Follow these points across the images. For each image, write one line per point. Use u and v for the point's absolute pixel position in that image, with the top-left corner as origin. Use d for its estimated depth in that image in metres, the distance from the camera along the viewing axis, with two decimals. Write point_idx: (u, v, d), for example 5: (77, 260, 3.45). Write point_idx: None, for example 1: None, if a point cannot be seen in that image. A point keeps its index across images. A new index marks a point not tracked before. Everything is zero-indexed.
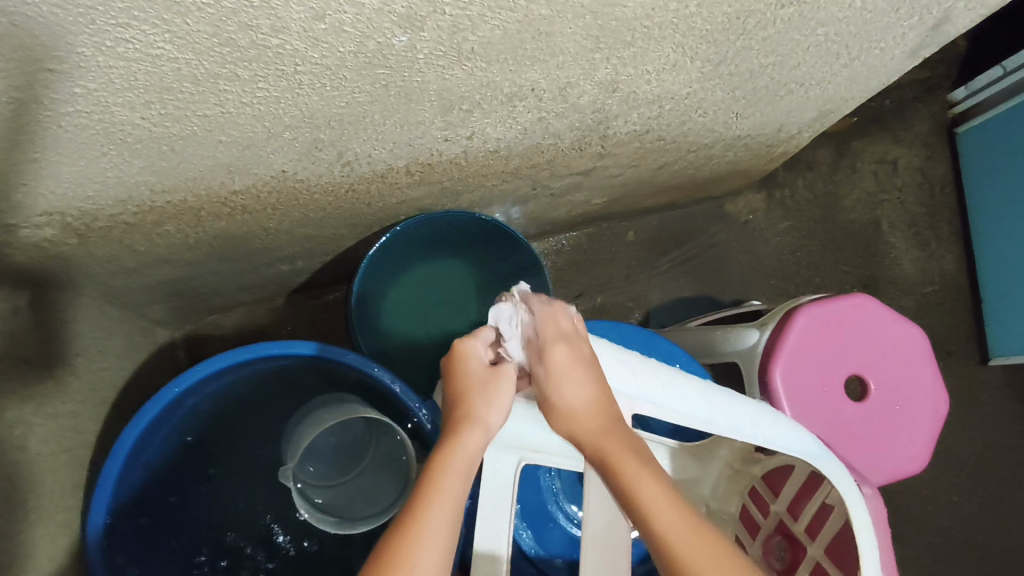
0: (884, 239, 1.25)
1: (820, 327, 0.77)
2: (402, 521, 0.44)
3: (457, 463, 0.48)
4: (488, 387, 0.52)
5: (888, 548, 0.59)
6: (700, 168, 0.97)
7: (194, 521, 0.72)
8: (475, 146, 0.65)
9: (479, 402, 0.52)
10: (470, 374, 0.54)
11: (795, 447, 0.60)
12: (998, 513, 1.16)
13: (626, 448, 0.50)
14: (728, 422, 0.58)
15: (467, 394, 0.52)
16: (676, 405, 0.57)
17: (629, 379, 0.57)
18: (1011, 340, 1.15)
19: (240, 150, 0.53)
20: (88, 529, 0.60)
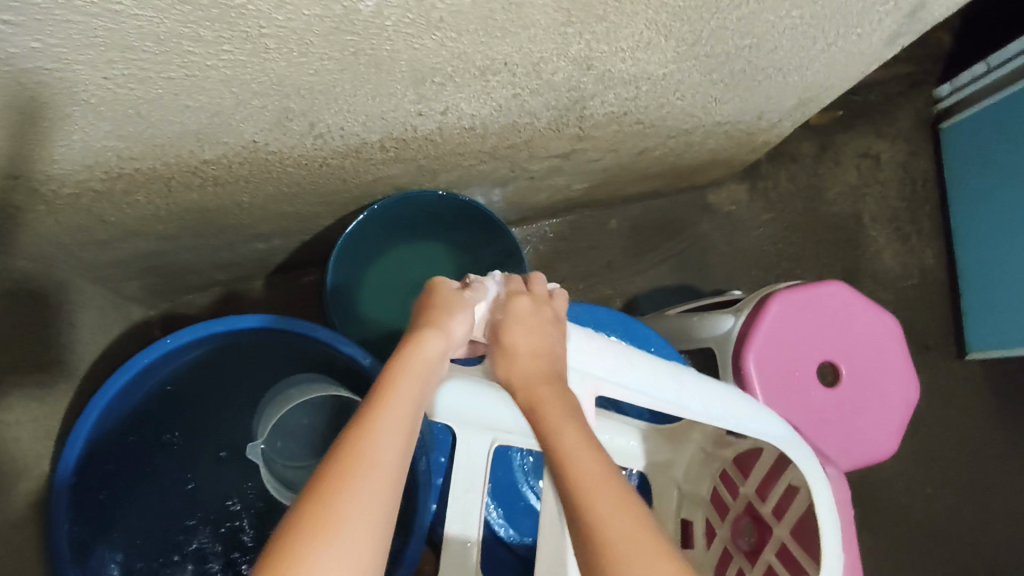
0: (865, 232, 1.26)
1: (794, 313, 0.78)
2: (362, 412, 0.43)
3: (417, 366, 0.48)
4: (447, 300, 0.54)
5: (851, 532, 0.58)
6: (681, 155, 0.97)
7: (162, 493, 0.70)
8: (449, 123, 0.65)
9: (440, 312, 0.53)
10: (437, 293, 0.55)
11: (764, 429, 0.58)
12: (972, 505, 1.17)
13: (568, 425, 0.47)
14: (700, 406, 0.56)
15: (432, 307, 0.54)
16: (642, 385, 0.55)
17: (594, 355, 0.55)
18: (987, 334, 1.16)
19: (209, 116, 0.53)
20: (58, 474, 0.61)
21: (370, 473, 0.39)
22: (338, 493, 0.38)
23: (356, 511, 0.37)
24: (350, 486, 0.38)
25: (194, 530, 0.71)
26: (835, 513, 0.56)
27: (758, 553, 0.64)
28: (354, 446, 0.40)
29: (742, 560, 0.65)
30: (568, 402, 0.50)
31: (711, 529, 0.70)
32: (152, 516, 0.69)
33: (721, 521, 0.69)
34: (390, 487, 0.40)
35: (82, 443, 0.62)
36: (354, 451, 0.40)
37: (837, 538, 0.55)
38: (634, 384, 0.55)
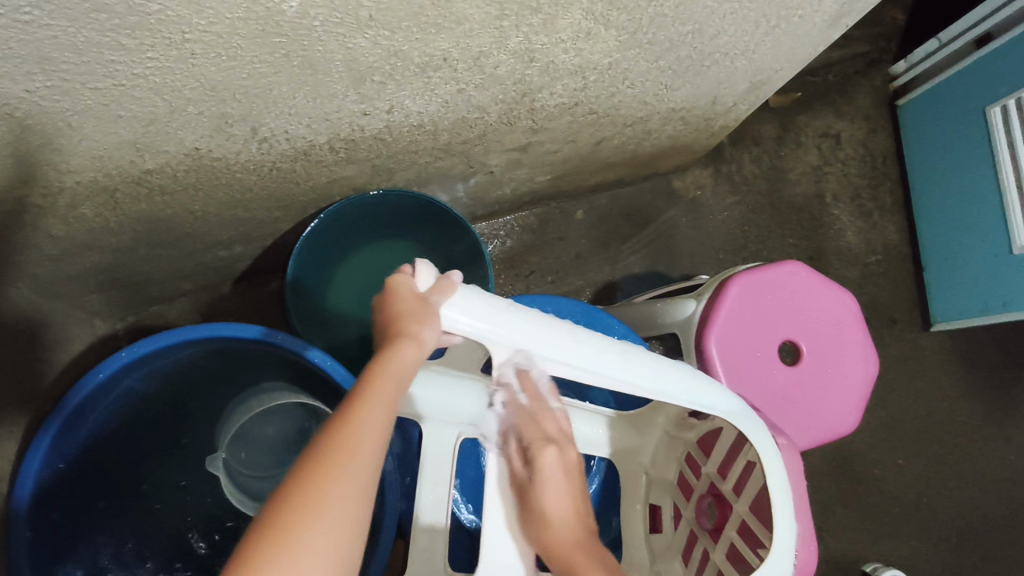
0: (829, 211, 1.27)
1: (753, 295, 0.79)
2: (326, 439, 0.41)
3: (387, 383, 0.45)
4: (421, 311, 0.47)
5: (804, 503, 0.59)
6: (641, 143, 0.97)
7: (144, 505, 0.72)
8: (397, 121, 0.65)
9: (412, 321, 0.47)
10: (401, 301, 0.48)
11: (717, 405, 0.58)
12: (943, 475, 1.19)
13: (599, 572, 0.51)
14: (651, 384, 0.54)
15: (401, 316, 0.47)
16: (590, 364, 0.53)
17: (541, 336, 0.51)
18: (951, 305, 1.18)
19: (144, 126, 0.52)
20: (15, 502, 0.60)
21: (334, 516, 0.38)
22: (295, 538, 0.36)
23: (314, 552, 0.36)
24: (312, 524, 0.37)
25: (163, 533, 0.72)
26: (786, 484, 0.57)
27: (719, 531, 0.63)
28: (317, 480, 0.38)
29: (706, 540, 0.64)
30: (597, 552, 0.54)
31: (678, 512, 0.70)
32: (134, 529, 0.71)
33: (687, 503, 0.69)
34: (357, 523, 0.39)
35: (42, 458, 0.61)
36: (318, 484, 0.38)
37: (790, 513, 0.56)
38: (580, 362, 0.52)
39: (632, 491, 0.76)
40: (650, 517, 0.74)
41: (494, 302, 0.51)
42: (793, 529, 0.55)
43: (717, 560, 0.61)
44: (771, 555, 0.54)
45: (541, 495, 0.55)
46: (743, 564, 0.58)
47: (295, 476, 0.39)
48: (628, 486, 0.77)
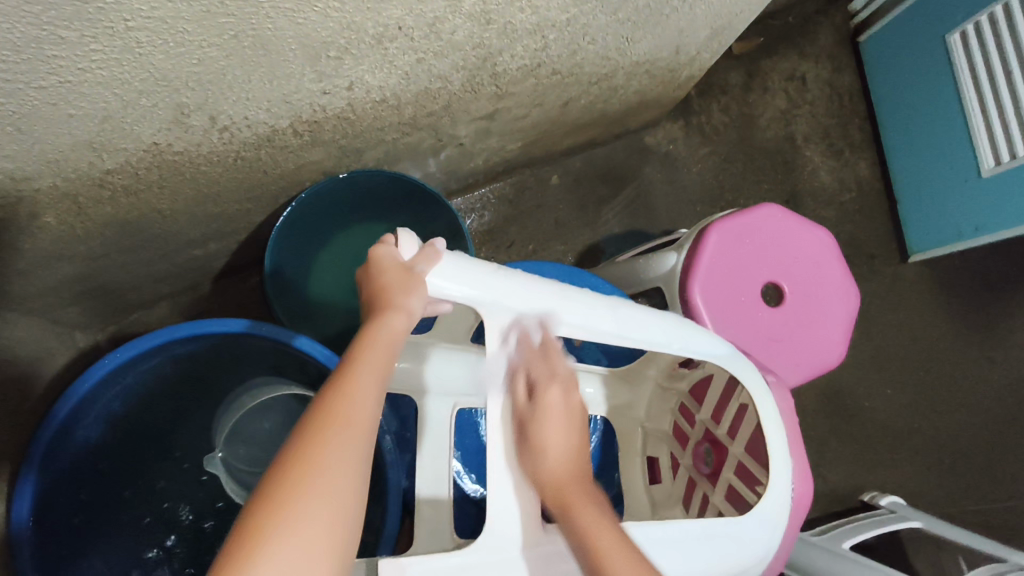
0: (801, 153, 1.28)
1: (732, 241, 0.79)
2: (321, 410, 0.41)
3: (376, 355, 0.44)
4: (404, 280, 0.47)
5: (798, 438, 0.60)
6: (608, 100, 0.97)
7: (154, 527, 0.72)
8: (358, 97, 0.64)
9: (396, 293, 0.46)
10: (384, 273, 0.47)
11: (712, 348, 0.59)
12: (930, 401, 1.22)
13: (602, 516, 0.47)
14: (641, 334, 0.55)
15: (385, 287, 0.47)
16: (580, 321, 0.52)
17: (527, 297, 0.51)
18: (927, 235, 1.20)
19: (98, 123, 0.51)
20: (14, 519, 0.59)
21: (334, 488, 0.38)
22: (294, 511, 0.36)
23: (313, 526, 0.36)
24: (314, 492, 0.37)
25: (166, 542, 0.72)
26: (779, 422, 0.57)
27: (717, 474, 0.64)
28: (314, 453, 0.38)
29: (705, 484, 0.66)
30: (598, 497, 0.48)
31: (675, 461, 0.71)
32: (143, 546, 0.71)
33: (684, 451, 0.70)
34: (357, 496, 0.39)
35: (36, 475, 0.60)
36: (313, 459, 0.38)
37: (784, 448, 0.56)
38: (571, 318, 0.52)
39: (629, 445, 0.77)
40: (647, 469, 0.76)
41: (476, 266, 0.50)
42: (788, 464, 0.56)
43: (717, 503, 0.62)
44: (768, 489, 0.55)
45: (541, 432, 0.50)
46: (742, 503, 0.59)
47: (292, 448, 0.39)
48: (625, 439, 0.77)
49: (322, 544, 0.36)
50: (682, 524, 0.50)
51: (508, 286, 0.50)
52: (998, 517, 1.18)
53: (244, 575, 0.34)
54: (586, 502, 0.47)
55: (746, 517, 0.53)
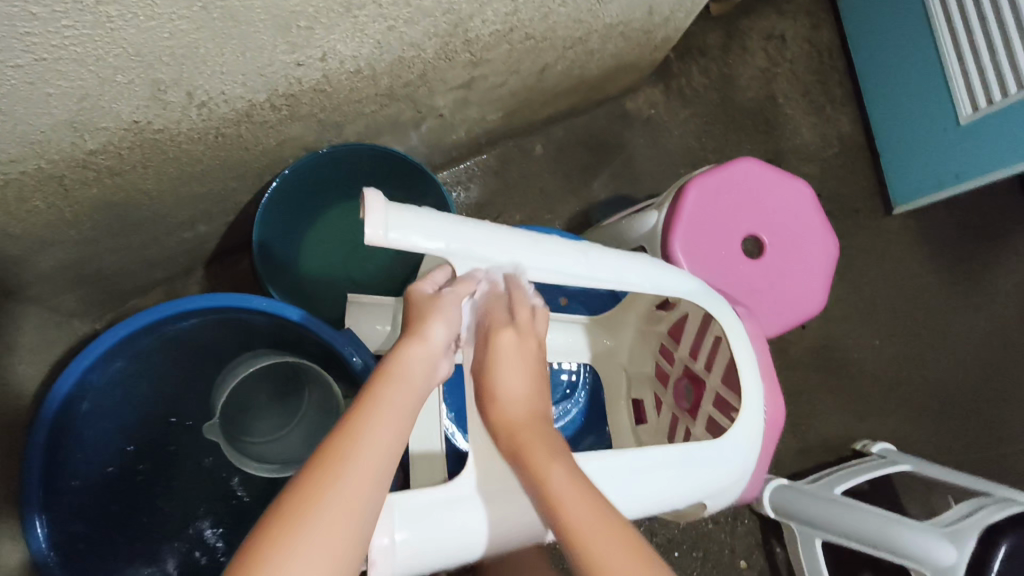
0: (782, 111, 1.29)
1: (711, 196, 0.81)
2: (336, 434, 0.42)
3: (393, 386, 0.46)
4: (430, 309, 0.52)
5: (770, 365, 0.65)
6: (585, 65, 0.98)
7: (171, 499, 0.76)
8: (333, 68, 0.65)
9: (422, 321, 0.52)
10: (415, 305, 0.53)
11: (679, 285, 0.65)
12: (917, 349, 1.24)
13: (555, 458, 0.47)
14: (608, 274, 0.61)
15: (414, 318, 0.52)
16: (547, 265, 0.58)
17: (497, 245, 0.57)
18: (909, 186, 1.21)
19: (77, 102, 0.52)
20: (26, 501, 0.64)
21: (335, 514, 0.38)
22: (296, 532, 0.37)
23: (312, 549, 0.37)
24: (316, 513, 0.38)
25: (167, 523, 0.75)
26: (750, 349, 0.63)
27: (697, 408, 0.70)
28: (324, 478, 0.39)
29: (686, 418, 0.72)
30: (553, 442, 0.49)
31: (659, 400, 0.77)
32: (147, 523, 0.74)
33: (666, 390, 0.76)
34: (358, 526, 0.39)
35: (38, 458, 0.64)
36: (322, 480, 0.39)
37: (755, 376, 0.62)
38: (536, 263, 0.58)
39: (616, 390, 0.84)
40: (634, 411, 0.82)
41: (446, 220, 0.55)
42: (760, 386, 0.62)
43: (698, 434, 0.68)
44: (741, 412, 0.61)
45: (495, 376, 0.52)
46: (717, 429, 0.66)
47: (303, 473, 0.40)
48: (612, 385, 0.84)
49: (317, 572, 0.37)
50: (666, 449, 0.57)
51: (479, 238, 0.56)
52: (986, 459, 1.21)
53: None
54: (539, 449, 0.48)
55: (720, 439, 0.60)
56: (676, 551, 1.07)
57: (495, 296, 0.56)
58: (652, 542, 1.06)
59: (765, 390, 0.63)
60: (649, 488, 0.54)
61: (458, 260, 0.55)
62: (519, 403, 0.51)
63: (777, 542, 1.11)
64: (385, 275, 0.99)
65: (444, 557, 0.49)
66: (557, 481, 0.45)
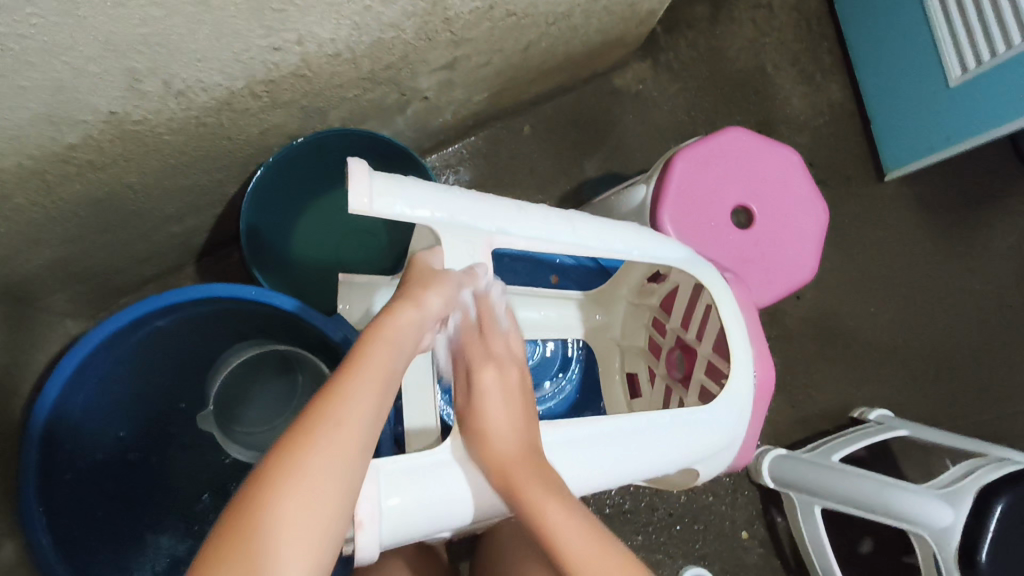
0: (771, 82, 1.28)
1: (699, 166, 0.80)
2: (327, 393, 0.43)
3: (382, 346, 0.47)
4: (428, 280, 0.53)
5: (759, 335, 0.69)
6: (570, 41, 0.97)
7: (183, 480, 0.79)
8: (312, 52, 0.64)
9: (419, 289, 0.53)
10: (414, 275, 0.54)
11: (661, 254, 0.68)
12: (912, 315, 1.24)
13: (551, 493, 0.49)
14: (591, 240, 0.64)
15: (411, 287, 0.53)
16: (531, 232, 0.61)
17: (483, 214, 0.59)
18: (900, 152, 1.21)
19: (51, 94, 0.51)
20: (24, 496, 0.63)
21: (324, 474, 0.40)
22: (287, 489, 0.39)
23: (302, 504, 0.39)
24: (306, 472, 0.40)
25: (165, 506, 0.77)
26: (739, 316, 0.67)
27: (689, 378, 0.73)
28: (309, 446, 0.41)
29: (678, 388, 0.75)
30: (546, 474, 0.51)
31: (653, 373, 0.80)
32: (144, 509, 0.76)
33: (659, 362, 0.79)
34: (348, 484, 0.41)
35: (37, 450, 0.64)
36: (312, 439, 0.41)
37: (745, 343, 0.66)
38: (521, 231, 0.61)
39: (610, 363, 0.87)
40: (629, 384, 0.85)
41: (433, 191, 0.57)
42: (747, 350, 0.66)
43: (691, 402, 0.71)
44: (731, 379, 0.64)
45: (483, 411, 0.53)
46: (708, 397, 0.69)
47: (288, 436, 0.41)
48: (606, 358, 0.88)
49: (307, 525, 0.39)
50: (654, 416, 0.61)
51: (464, 205, 0.59)
52: (984, 422, 1.22)
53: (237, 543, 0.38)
54: (534, 484, 0.50)
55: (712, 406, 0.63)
56: (677, 524, 1.08)
57: (466, 322, 0.58)
58: (654, 517, 1.07)
59: (755, 358, 0.67)
60: (632, 453, 0.59)
61: (447, 232, 0.57)
62: (570, 527, 0.47)
63: (778, 511, 1.12)
64: (376, 261, 0.99)
65: (427, 523, 0.50)
66: (556, 517, 0.48)
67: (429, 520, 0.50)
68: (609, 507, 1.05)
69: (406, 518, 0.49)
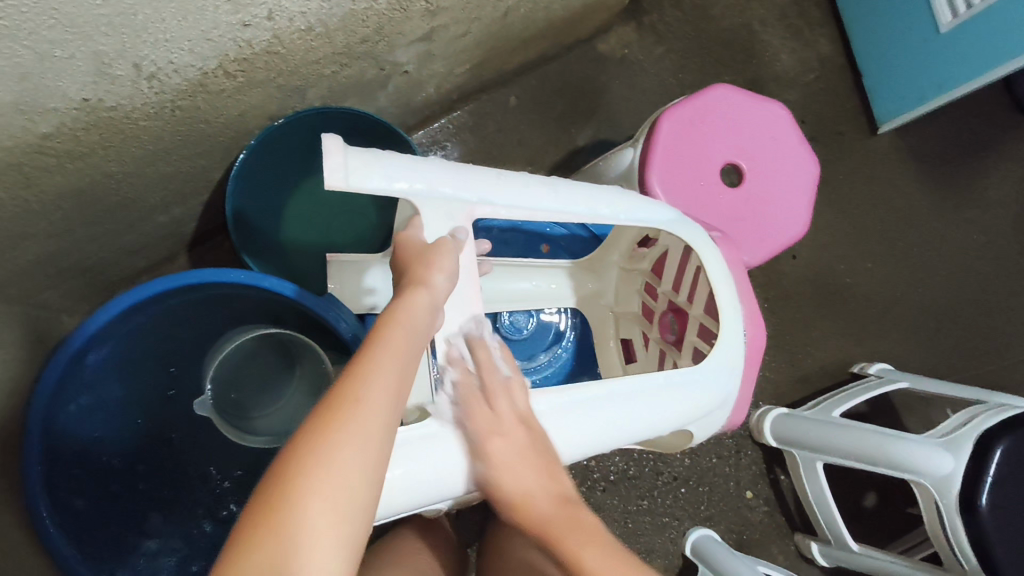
0: (759, 39, 1.25)
1: (684, 126, 0.79)
2: (349, 372, 0.45)
3: (400, 326, 0.48)
4: (431, 256, 0.53)
5: (749, 293, 0.68)
6: (549, 6, 0.95)
7: (187, 465, 0.80)
8: (283, 27, 0.62)
9: (421, 266, 0.53)
10: (416, 251, 0.54)
11: (650, 217, 0.67)
12: (909, 268, 1.24)
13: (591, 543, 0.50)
14: (578, 206, 0.63)
15: (413, 264, 0.53)
16: (514, 201, 0.60)
17: (464, 185, 0.59)
18: (893, 104, 1.19)
19: (18, 81, 0.51)
20: (30, 494, 0.65)
21: (350, 449, 0.41)
22: (314, 463, 0.40)
23: (330, 481, 0.40)
24: (333, 447, 0.41)
25: (172, 498, 0.78)
26: (728, 276, 0.67)
27: (682, 340, 0.73)
28: (327, 434, 0.41)
29: (672, 350, 0.75)
30: (579, 518, 0.51)
31: (647, 337, 0.80)
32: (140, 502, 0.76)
33: (652, 325, 0.79)
34: (373, 462, 0.42)
35: (37, 453, 0.65)
36: (336, 417, 0.42)
37: (733, 301, 0.65)
38: (506, 201, 0.60)
39: (604, 329, 0.87)
40: (623, 349, 0.86)
41: (412, 163, 0.57)
42: (738, 308, 0.65)
43: (683, 363, 0.71)
44: (720, 339, 0.64)
45: (503, 487, 0.52)
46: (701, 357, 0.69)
47: (309, 423, 0.42)
48: (600, 326, 0.88)
49: (335, 500, 0.40)
50: (648, 378, 0.61)
51: (443, 178, 0.58)
52: (983, 371, 1.22)
53: (268, 519, 0.39)
54: (570, 536, 0.50)
55: (703, 365, 0.63)
56: (682, 487, 1.09)
57: (467, 376, 0.53)
58: (659, 482, 1.08)
59: (746, 317, 0.67)
60: (628, 414, 0.59)
61: (427, 204, 0.57)
62: (535, 496, 0.51)
63: (781, 470, 1.13)
64: (367, 242, 0.98)
65: (419, 496, 0.51)
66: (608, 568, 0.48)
67: (422, 490, 0.51)
68: (613, 474, 1.06)
69: (399, 490, 0.50)
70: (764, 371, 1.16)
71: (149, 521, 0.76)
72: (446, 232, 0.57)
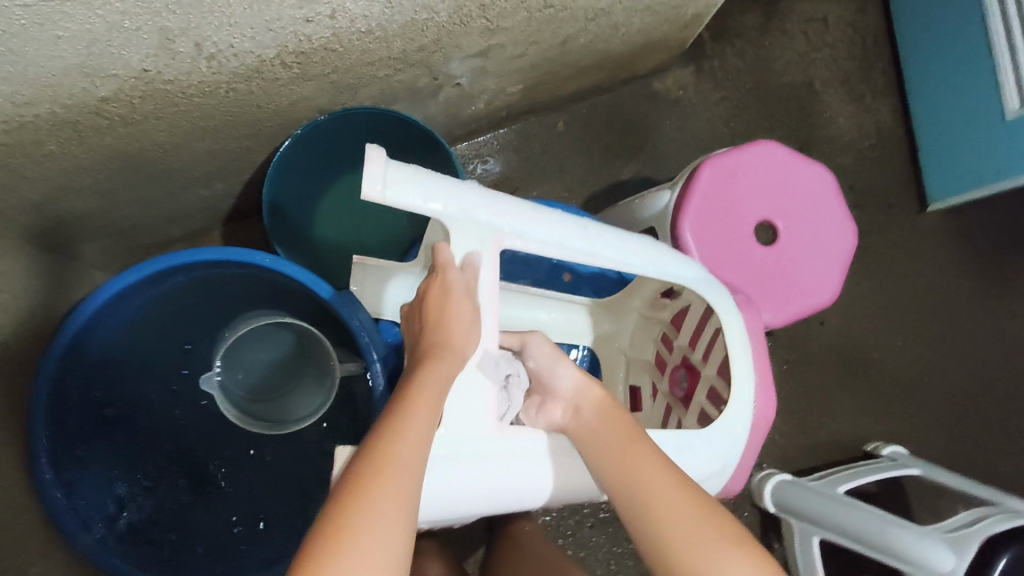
0: (818, 99, 1.24)
1: (725, 177, 0.79)
2: (384, 434, 0.46)
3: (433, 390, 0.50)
4: (467, 320, 0.55)
5: (763, 363, 0.67)
6: (609, 40, 0.96)
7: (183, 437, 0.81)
8: (344, 27, 0.64)
9: (455, 330, 0.54)
10: (449, 311, 0.55)
11: (673, 271, 0.66)
12: (941, 353, 1.19)
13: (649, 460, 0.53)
14: (604, 249, 0.63)
15: (445, 324, 0.54)
16: (541, 234, 0.60)
17: (495, 212, 0.59)
18: (947, 183, 1.16)
19: (86, 46, 0.53)
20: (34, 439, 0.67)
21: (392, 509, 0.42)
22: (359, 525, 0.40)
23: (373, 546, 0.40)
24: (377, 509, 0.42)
25: (165, 468, 0.79)
26: (746, 343, 0.65)
27: (689, 398, 0.72)
28: (369, 489, 0.42)
29: (678, 407, 0.74)
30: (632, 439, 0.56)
31: (655, 388, 0.79)
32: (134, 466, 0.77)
33: (663, 378, 0.78)
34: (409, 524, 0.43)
35: (43, 405, 0.67)
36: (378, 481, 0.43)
37: (746, 369, 0.64)
38: (533, 231, 0.60)
39: (613, 372, 0.86)
40: (631, 396, 0.84)
41: (446, 179, 0.57)
42: (751, 378, 0.64)
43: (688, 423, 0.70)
44: (727, 407, 0.63)
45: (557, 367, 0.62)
46: (706, 419, 0.67)
47: (353, 485, 0.42)
48: (610, 368, 0.86)
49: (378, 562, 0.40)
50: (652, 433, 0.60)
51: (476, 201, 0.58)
52: (1005, 472, 1.16)
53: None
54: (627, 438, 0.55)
55: (706, 429, 0.62)
56: None
57: None
58: None
59: (757, 388, 0.66)
60: None
61: (455, 223, 0.57)
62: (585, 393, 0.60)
63: (776, 538, 1.09)
64: (395, 243, 1.00)
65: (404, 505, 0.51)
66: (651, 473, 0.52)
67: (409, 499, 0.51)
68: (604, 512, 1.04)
69: None
70: (774, 434, 1.13)
71: (139, 483, 0.77)
72: (469, 256, 0.57)
